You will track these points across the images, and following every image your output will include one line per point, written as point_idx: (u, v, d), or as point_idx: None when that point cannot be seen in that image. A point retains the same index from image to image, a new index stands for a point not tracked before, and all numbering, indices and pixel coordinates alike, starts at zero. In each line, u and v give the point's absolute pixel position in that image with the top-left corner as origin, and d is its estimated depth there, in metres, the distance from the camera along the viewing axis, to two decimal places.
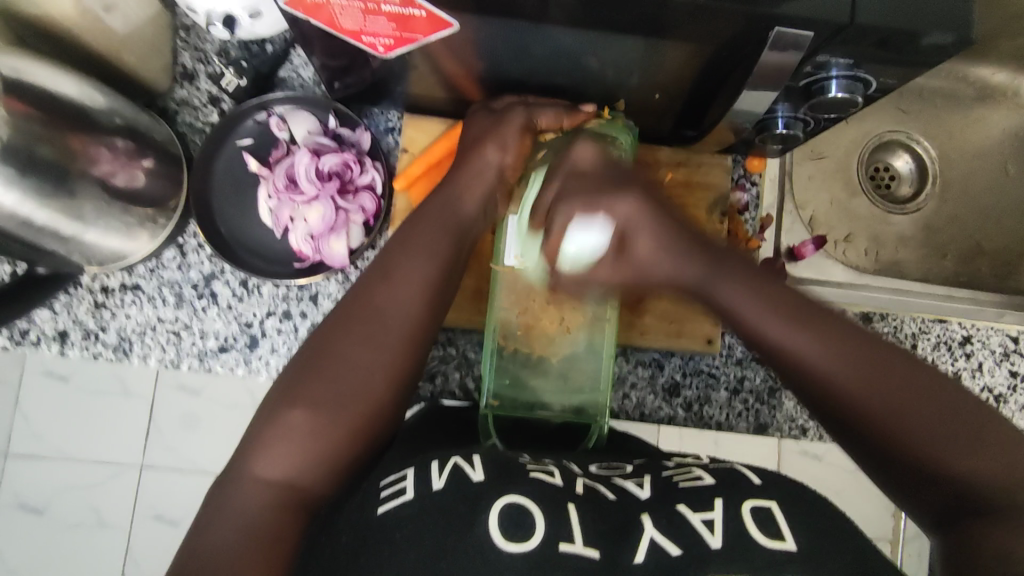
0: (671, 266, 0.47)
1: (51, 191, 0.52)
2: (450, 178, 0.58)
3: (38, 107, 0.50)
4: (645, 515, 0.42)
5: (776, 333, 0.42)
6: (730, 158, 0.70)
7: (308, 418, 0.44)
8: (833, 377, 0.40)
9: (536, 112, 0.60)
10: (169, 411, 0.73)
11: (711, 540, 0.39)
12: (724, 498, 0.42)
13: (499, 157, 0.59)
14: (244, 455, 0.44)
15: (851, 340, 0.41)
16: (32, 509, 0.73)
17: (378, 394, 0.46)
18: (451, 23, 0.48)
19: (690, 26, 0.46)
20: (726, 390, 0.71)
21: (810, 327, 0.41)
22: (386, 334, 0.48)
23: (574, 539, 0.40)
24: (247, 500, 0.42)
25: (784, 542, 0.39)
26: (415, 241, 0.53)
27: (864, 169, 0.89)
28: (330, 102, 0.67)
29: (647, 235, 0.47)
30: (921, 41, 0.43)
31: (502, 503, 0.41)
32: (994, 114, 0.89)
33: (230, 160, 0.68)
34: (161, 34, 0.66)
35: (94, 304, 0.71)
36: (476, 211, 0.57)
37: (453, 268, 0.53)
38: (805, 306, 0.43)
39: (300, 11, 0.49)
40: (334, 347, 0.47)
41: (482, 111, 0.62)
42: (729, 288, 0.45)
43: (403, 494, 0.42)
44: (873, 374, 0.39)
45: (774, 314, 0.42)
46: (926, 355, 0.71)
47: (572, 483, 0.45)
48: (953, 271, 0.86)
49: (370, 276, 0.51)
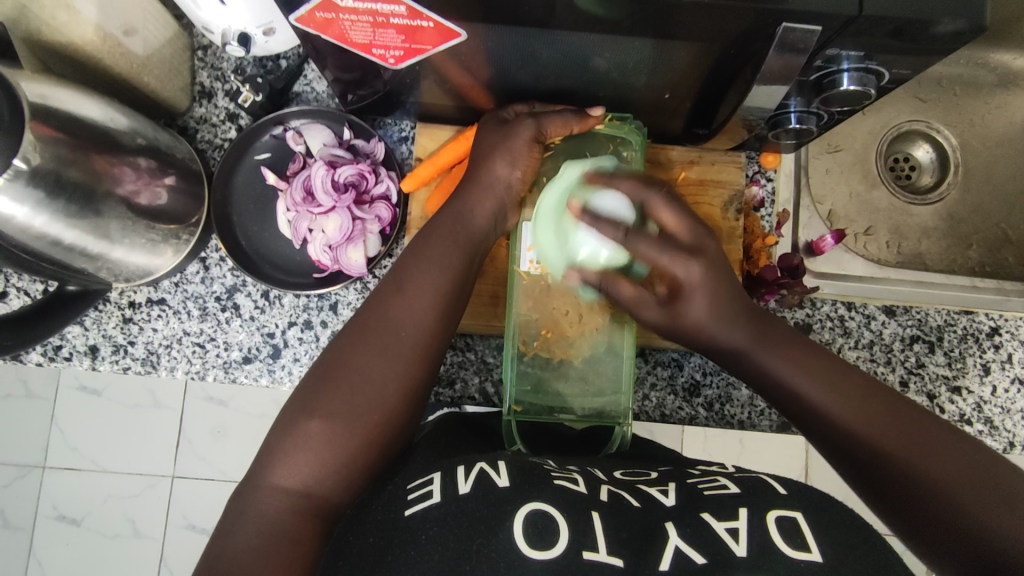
0: (723, 326, 0.50)
1: (78, 211, 0.54)
2: (462, 187, 0.58)
3: (66, 131, 0.52)
4: (669, 523, 0.42)
5: (816, 400, 0.46)
6: (743, 155, 0.69)
7: (324, 427, 0.45)
8: (858, 429, 0.44)
9: (545, 121, 0.58)
10: (200, 421, 0.76)
11: (735, 548, 0.39)
12: (748, 507, 0.42)
13: (511, 173, 0.59)
14: (263, 463, 0.45)
15: (886, 403, 0.45)
16: (71, 520, 0.77)
17: (392, 402, 0.47)
18: (460, 32, 0.49)
19: (698, 23, 0.46)
20: (748, 387, 0.70)
21: (841, 387, 0.46)
22: (399, 345, 0.49)
23: (597, 548, 0.40)
24: (266, 508, 0.43)
25: (809, 553, 0.39)
26: (428, 251, 0.54)
27: (883, 161, 0.88)
28: (344, 114, 0.68)
29: (703, 301, 0.50)
30: (934, 29, 0.43)
31: (526, 512, 0.41)
32: (1017, 100, 0.87)
33: (249, 174, 0.69)
34: (179, 54, 0.68)
35: (122, 319, 0.71)
36: (488, 222, 0.58)
37: (465, 278, 0.54)
38: (835, 368, 0.47)
39: (312, 27, 0.49)
40: (347, 359, 0.48)
41: (493, 118, 0.61)
42: (775, 351, 0.49)
43: (430, 497, 0.42)
44: (902, 426, 0.44)
45: (802, 371, 0.48)
46: (953, 347, 0.70)
47: (595, 490, 0.45)
48: (978, 261, 0.84)
49: (383, 287, 0.51)
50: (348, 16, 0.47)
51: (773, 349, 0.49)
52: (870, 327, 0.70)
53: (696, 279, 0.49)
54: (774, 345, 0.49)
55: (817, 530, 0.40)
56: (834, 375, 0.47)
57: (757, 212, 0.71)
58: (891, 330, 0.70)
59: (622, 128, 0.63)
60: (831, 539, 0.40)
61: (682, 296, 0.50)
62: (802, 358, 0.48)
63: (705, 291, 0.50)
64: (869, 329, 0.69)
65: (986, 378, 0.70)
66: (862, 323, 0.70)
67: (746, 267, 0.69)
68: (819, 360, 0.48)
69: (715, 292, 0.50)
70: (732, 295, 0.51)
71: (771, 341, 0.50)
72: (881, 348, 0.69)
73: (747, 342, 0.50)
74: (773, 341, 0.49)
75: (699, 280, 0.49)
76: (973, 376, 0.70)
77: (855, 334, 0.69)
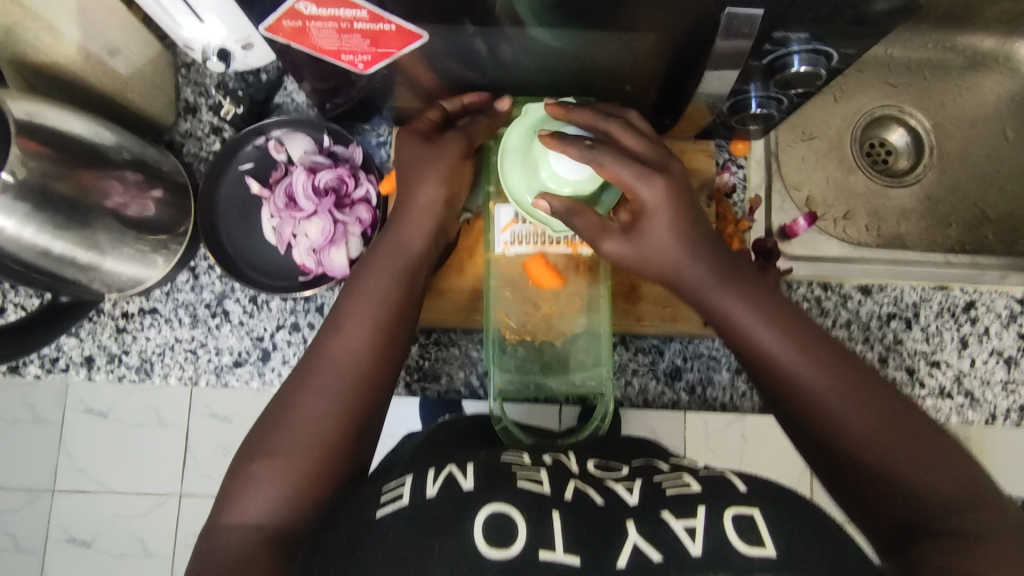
0: (685, 262, 0.50)
1: (66, 224, 0.56)
2: (398, 218, 0.58)
3: (53, 146, 0.54)
4: (630, 520, 0.42)
5: (765, 337, 0.47)
6: (713, 143, 0.71)
7: (267, 466, 0.46)
8: (819, 388, 0.44)
9: (470, 131, 0.60)
10: (201, 440, 0.76)
11: (692, 547, 0.40)
12: (707, 505, 0.42)
13: (440, 193, 0.58)
14: (225, 501, 0.46)
15: (845, 368, 0.45)
16: (82, 542, 0.77)
17: (332, 436, 0.48)
18: (421, 34, 0.51)
19: (647, 13, 0.47)
20: (729, 371, 0.71)
21: (803, 339, 0.46)
22: (337, 381, 0.49)
23: (553, 547, 0.41)
24: (224, 545, 0.44)
25: (764, 549, 0.40)
26: (366, 287, 0.54)
27: (858, 146, 0.89)
28: (323, 123, 0.70)
29: (664, 220, 0.49)
30: (869, 9, 0.45)
31: (488, 511, 0.42)
32: (987, 80, 0.89)
33: (234, 185, 0.72)
34: (163, 72, 0.71)
35: (116, 329, 0.74)
36: (424, 247, 0.58)
37: (410, 310, 0.55)
38: (805, 327, 0.47)
39: (281, 36, 0.52)
40: (287, 403, 0.49)
41: (411, 133, 0.60)
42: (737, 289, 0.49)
43: (400, 499, 0.43)
44: (852, 386, 0.44)
45: (766, 326, 0.47)
46: (930, 322, 0.71)
47: (559, 489, 0.45)
48: (958, 240, 0.85)
49: (323, 328, 0.53)
50: (314, 23, 0.50)
51: (736, 297, 0.49)
52: (847, 306, 0.71)
53: (658, 199, 0.49)
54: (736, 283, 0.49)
55: (773, 527, 0.41)
56: (804, 340, 0.46)
57: (729, 199, 0.71)
58: (868, 308, 0.71)
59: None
60: (786, 530, 0.41)
61: (642, 217, 0.50)
62: (770, 313, 0.48)
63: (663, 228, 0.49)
64: (846, 309, 0.71)
65: (964, 351, 0.71)
66: (839, 303, 0.71)
67: None
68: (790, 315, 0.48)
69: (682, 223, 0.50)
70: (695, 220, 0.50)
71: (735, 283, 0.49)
72: (858, 326, 0.71)
73: (709, 274, 0.50)
74: (738, 287, 0.49)
75: (662, 198, 0.49)
76: (951, 350, 0.71)
77: (832, 315, 0.71)
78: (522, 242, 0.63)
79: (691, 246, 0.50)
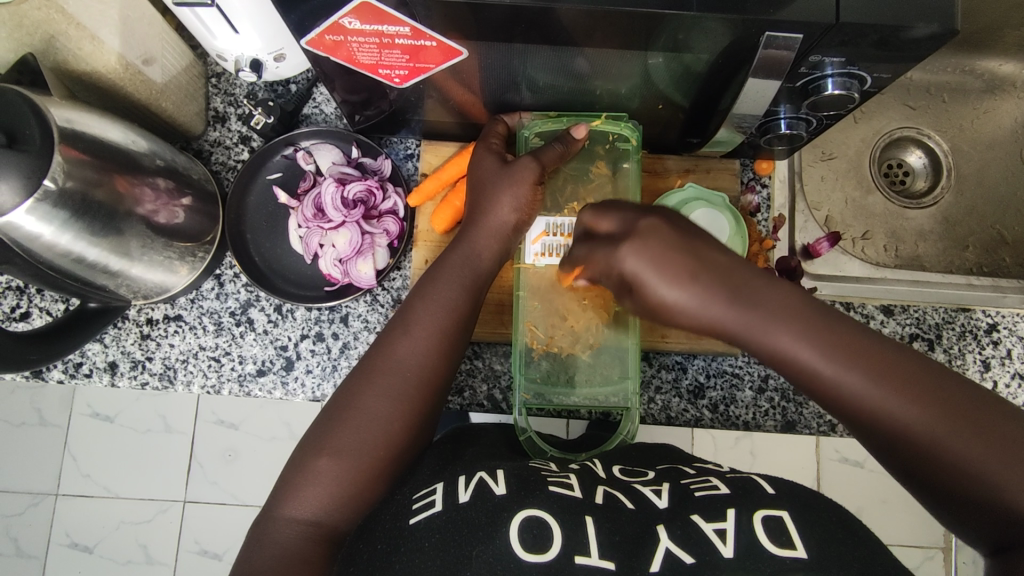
0: (728, 314, 0.37)
1: (100, 230, 0.56)
2: (469, 228, 0.59)
3: (91, 153, 0.54)
4: (660, 525, 0.42)
5: (832, 382, 0.38)
6: (738, 163, 0.72)
7: (332, 464, 0.47)
8: (903, 421, 0.37)
9: (543, 157, 0.60)
10: (211, 446, 0.79)
11: (723, 549, 0.40)
12: (736, 508, 0.42)
13: (512, 217, 0.59)
14: (279, 495, 0.47)
15: (912, 371, 0.37)
16: (83, 548, 0.80)
17: (395, 436, 0.49)
18: (461, 50, 0.52)
19: (687, 36, 0.48)
20: (751, 389, 0.71)
21: (875, 366, 0.37)
22: (404, 384, 0.50)
23: (590, 552, 0.41)
24: (281, 541, 0.45)
25: (794, 550, 0.39)
26: (433, 294, 0.55)
27: (876, 167, 0.90)
28: (351, 134, 0.70)
29: (671, 280, 0.37)
30: (906, 35, 0.45)
31: (522, 517, 0.42)
32: (1005, 104, 0.90)
33: (261, 194, 0.72)
34: (194, 82, 0.72)
35: (140, 335, 0.72)
36: (491, 262, 0.59)
37: (468, 319, 0.56)
38: (853, 332, 0.38)
39: (321, 50, 0.52)
40: (351, 402, 0.50)
41: (491, 153, 0.62)
42: (790, 328, 0.38)
43: (433, 506, 0.44)
44: (942, 415, 0.37)
45: (821, 356, 0.38)
46: (952, 344, 0.72)
47: (590, 494, 0.46)
48: (975, 262, 0.86)
49: (391, 329, 0.53)
50: (356, 38, 0.50)
51: (785, 330, 0.38)
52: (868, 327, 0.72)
53: (653, 258, 0.38)
54: (784, 321, 0.38)
55: (804, 532, 0.40)
56: (862, 352, 0.38)
57: (754, 218, 0.72)
58: (890, 329, 0.72)
59: (619, 125, 0.65)
60: (820, 538, 0.40)
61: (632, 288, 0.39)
62: (819, 334, 0.38)
63: (674, 275, 0.38)
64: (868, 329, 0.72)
65: (985, 374, 0.71)
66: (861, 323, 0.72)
67: None
68: (836, 325, 0.38)
69: (672, 264, 0.38)
70: (740, 274, 0.38)
71: (784, 319, 0.38)
72: None
73: (753, 322, 0.38)
74: (777, 309, 0.38)
75: (643, 258, 0.39)
76: (972, 372, 0.72)
77: None
78: (552, 254, 0.64)
79: (712, 287, 0.37)
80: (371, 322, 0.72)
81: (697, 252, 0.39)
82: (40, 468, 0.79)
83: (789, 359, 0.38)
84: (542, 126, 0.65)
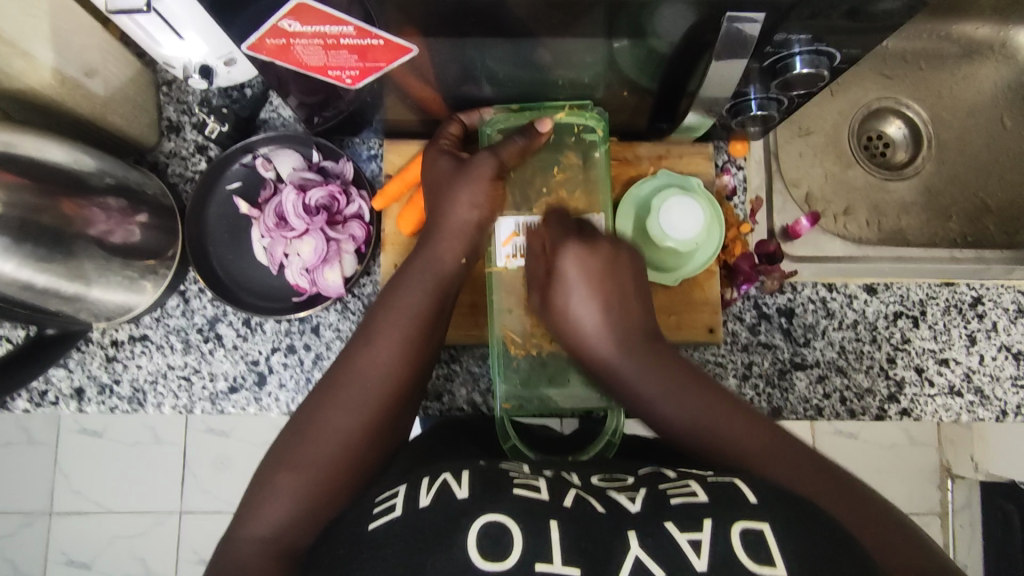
0: (603, 339, 0.53)
1: (47, 255, 0.54)
2: (431, 232, 0.57)
3: (30, 176, 0.52)
4: (632, 531, 0.39)
5: (672, 409, 0.50)
6: (711, 145, 0.70)
7: (291, 479, 0.45)
8: (732, 448, 0.47)
9: (500, 150, 0.58)
10: (200, 455, 0.78)
11: (699, 564, 0.37)
12: (713, 517, 0.39)
13: (471, 214, 0.57)
14: (239, 517, 0.45)
15: (764, 435, 0.47)
16: (81, 564, 0.79)
17: (355, 448, 0.47)
18: (411, 47, 0.49)
19: (644, 20, 0.46)
20: (735, 376, 0.70)
21: (711, 405, 0.49)
22: (364, 395, 0.49)
23: (552, 560, 0.38)
24: (239, 559, 0.43)
25: (774, 568, 0.36)
26: (392, 300, 0.54)
27: (856, 140, 0.88)
28: (310, 137, 0.68)
29: (575, 293, 0.54)
30: (872, 6, 0.43)
31: (483, 522, 0.40)
32: (983, 68, 0.87)
33: (221, 206, 0.70)
34: (142, 92, 0.69)
35: (105, 358, 0.70)
36: (458, 266, 0.57)
37: (435, 327, 0.54)
38: (708, 390, 0.50)
39: (264, 54, 0.50)
40: (314, 415, 0.48)
41: (448, 155, 0.60)
42: (651, 372, 0.51)
43: (393, 511, 0.41)
44: (780, 455, 0.45)
45: (663, 385, 0.51)
46: (937, 320, 0.71)
47: (560, 496, 0.42)
48: (959, 232, 0.84)
49: (352, 341, 0.52)
50: (299, 40, 0.48)
51: (648, 373, 0.51)
52: (853, 306, 0.71)
53: (573, 273, 0.54)
54: (653, 365, 0.52)
55: (786, 548, 0.37)
56: (703, 398, 0.50)
57: (729, 201, 0.71)
58: (874, 307, 0.71)
59: (584, 116, 0.62)
60: (800, 552, 0.37)
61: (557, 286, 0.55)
62: (671, 377, 0.51)
63: (588, 292, 0.54)
64: (852, 309, 0.71)
65: (972, 347, 0.70)
66: (845, 303, 0.71)
67: (722, 256, 0.69)
68: (696, 385, 0.50)
69: (598, 291, 0.54)
70: (631, 307, 0.54)
71: (647, 364, 0.52)
72: (864, 327, 0.70)
73: (616, 355, 0.53)
74: (648, 362, 0.52)
75: (569, 268, 0.54)
76: (959, 347, 0.70)
77: (839, 315, 0.70)
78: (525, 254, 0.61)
79: (611, 314, 0.53)
80: (343, 331, 0.70)
81: (617, 293, 0.54)
82: (23, 490, 0.78)
83: (642, 392, 0.51)
84: (505, 122, 0.63)
